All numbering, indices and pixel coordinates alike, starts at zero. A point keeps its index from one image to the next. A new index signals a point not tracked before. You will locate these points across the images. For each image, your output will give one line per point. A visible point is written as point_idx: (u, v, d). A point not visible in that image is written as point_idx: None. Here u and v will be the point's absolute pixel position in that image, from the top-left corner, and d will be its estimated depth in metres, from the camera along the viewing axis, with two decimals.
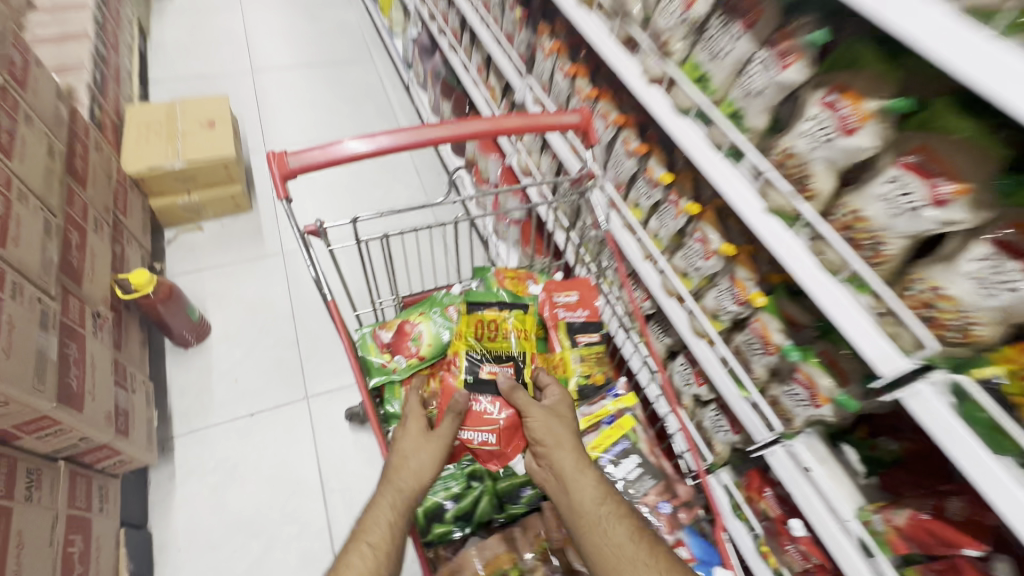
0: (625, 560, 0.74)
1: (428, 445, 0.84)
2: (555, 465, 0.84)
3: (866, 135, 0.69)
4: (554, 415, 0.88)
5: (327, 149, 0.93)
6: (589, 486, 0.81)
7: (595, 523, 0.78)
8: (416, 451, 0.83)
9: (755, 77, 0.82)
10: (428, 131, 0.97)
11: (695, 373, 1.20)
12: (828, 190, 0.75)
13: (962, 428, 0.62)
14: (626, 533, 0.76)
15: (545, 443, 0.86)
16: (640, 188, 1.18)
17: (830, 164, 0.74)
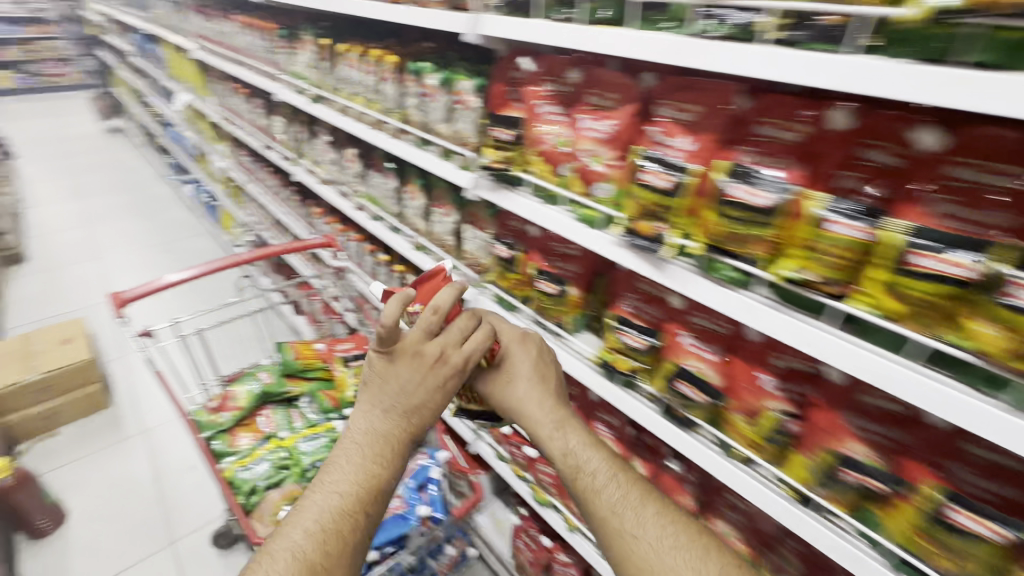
0: (619, 525, 0.74)
1: (430, 383, 0.79)
2: (572, 450, 0.82)
3: (422, 197, 1.49)
4: (539, 386, 0.90)
5: (150, 285, 1.50)
6: (581, 443, 0.83)
7: (602, 480, 0.79)
8: (405, 394, 0.78)
9: (386, 189, 1.62)
10: (224, 262, 1.61)
11: None
12: (425, 226, 1.52)
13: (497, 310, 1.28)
14: (627, 492, 0.77)
15: (529, 413, 0.87)
16: (380, 270, 1.87)
17: (420, 214, 1.52)
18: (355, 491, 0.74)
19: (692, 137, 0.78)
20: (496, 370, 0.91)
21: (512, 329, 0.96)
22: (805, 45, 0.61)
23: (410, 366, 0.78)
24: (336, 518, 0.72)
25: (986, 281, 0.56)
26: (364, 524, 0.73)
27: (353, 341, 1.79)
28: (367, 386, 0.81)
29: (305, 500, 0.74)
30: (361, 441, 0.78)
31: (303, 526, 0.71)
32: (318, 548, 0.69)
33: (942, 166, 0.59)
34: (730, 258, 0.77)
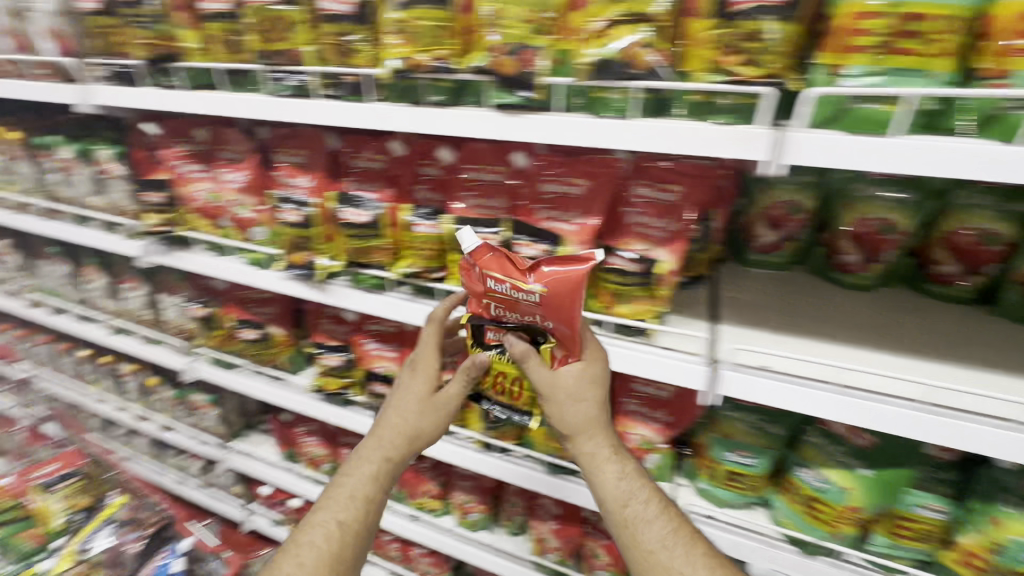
0: (643, 539, 0.70)
1: (427, 416, 0.79)
2: (609, 458, 0.72)
3: (105, 276, 1.37)
4: (574, 396, 0.71)
5: None
6: (637, 486, 0.72)
7: (631, 513, 0.71)
8: (398, 410, 0.79)
9: (61, 277, 1.44)
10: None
11: (192, 456, 1.60)
12: (115, 306, 1.38)
13: (216, 371, 1.25)
14: (650, 503, 0.72)
15: (577, 440, 0.73)
16: (83, 368, 1.62)
17: (108, 295, 1.38)
18: (359, 503, 0.77)
19: (309, 176, 0.91)
20: (546, 372, 0.70)
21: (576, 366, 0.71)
22: (344, 99, 0.77)
23: (410, 375, 0.81)
24: (336, 538, 0.74)
25: (501, 246, 0.81)
26: (348, 539, 0.75)
27: (63, 459, 1.30)
28: (389, 398, 0.82)
29: (327, 495, 0.79)
30: (375, 455, 0.78)
31: (302, 543, 0.73)
32: (310, 566, 0.71)
33: (461, 173, 0.83)
34: (365, 269, 0.92)
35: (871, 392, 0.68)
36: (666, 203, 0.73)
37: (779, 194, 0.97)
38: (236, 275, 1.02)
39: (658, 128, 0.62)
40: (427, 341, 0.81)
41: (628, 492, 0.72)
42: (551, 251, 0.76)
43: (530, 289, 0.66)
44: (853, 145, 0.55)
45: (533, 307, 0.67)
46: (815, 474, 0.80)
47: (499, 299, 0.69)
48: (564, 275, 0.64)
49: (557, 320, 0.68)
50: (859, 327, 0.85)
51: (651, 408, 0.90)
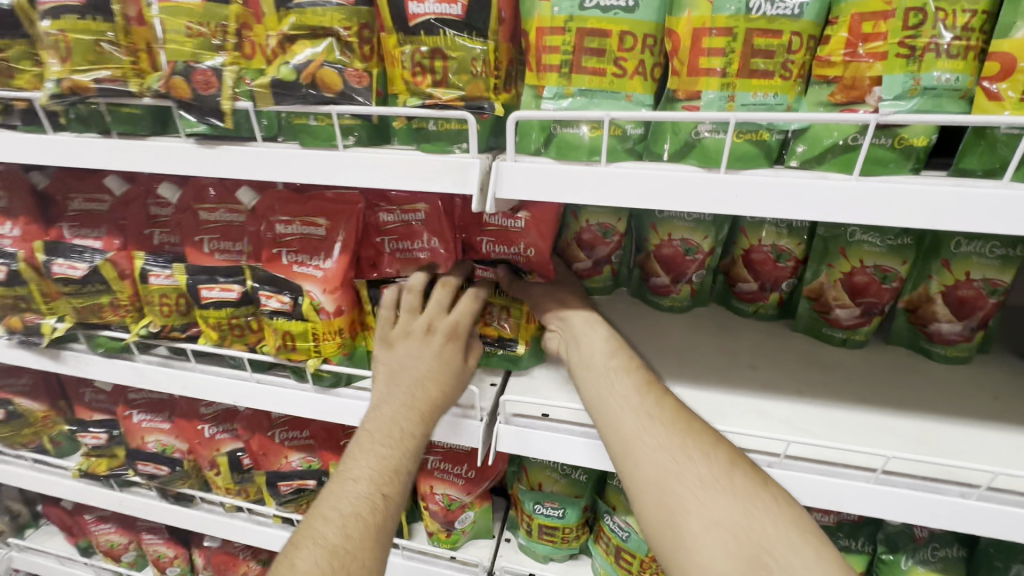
0: (633, 427, 0.57)
1: (446, 356, 0.65)
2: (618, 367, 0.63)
3: None
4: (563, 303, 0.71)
5: None
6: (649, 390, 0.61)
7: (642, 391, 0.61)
8: (417, 375, 0.63)
9: None
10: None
11: None
12: None
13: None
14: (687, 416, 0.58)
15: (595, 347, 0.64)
16: None
17: None
18: (403, 478, 0.60)
19: (14, 223, 0.75)
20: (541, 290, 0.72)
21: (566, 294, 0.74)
22: (21, 129, 0.62)
23: (426, 342, 0.65)
24: (382, 511, 0.57)
25: (248, 296, 0.68)
26: (392, 511, 0.58)
27: None
28: (390, 376, 0.64)
29: (342, 479, 0.59)
30: (405, 408, 0.62)
31: (319, 537, 0.55)
32: (359, 540, 0.55)
33: (195, 214, 0.70)
34: (102, 330, 0.75)
35: (818, 463, 0.60)
36: (417, 224, 0.70)
37: (590, 215, 0.91)
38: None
39: (367, 161, 0.53)
40: (463, 315, 0.67)
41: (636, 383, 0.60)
42: (295, 304, 0.64)
43: (516, 217, 0.70)
44: (561, 173, 0.49)
45: (518, 234, 0.71)
46: (620, 521, 0.76)
47: (490, 235, 0.72)
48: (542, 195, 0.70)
49: (536, 242, 0.71)
50: (657, 356, 0.81)
51: (452, 464, 0.82)
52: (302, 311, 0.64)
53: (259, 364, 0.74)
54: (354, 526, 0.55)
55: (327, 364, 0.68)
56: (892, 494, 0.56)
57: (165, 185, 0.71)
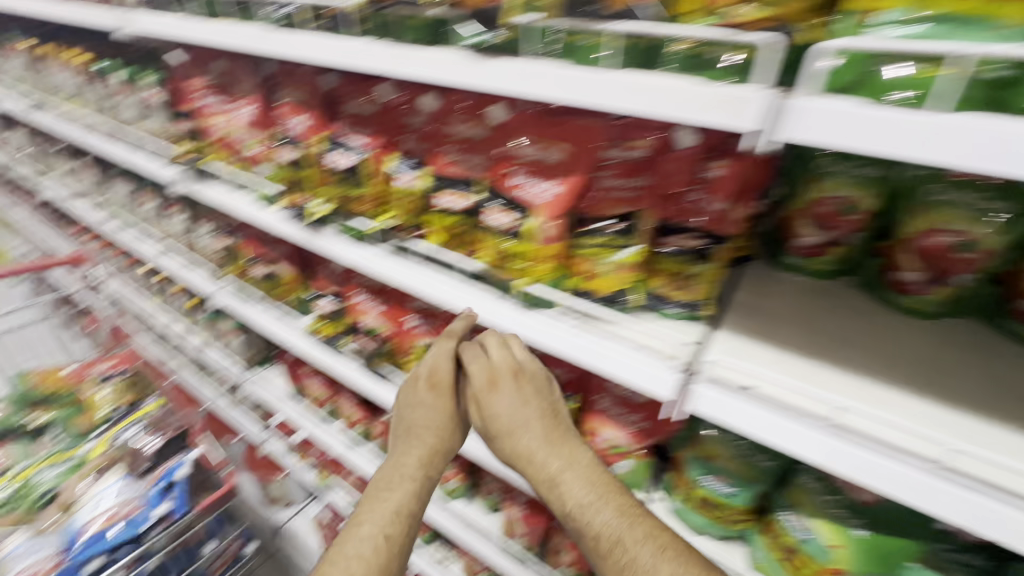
0: (572, 508, 0.64)
1: (444, 411, 0.80)
2: (560, 474, 0.66)
3: (155, 202, 1.45)
4: (527, 385, 0.71)
5: None
6: (592, 493, 0.63)
7: (574, 504, 0.64)
8: (423, 428, 0.79)
9: (128, 200, 1.56)
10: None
11: (225, 378, 1.74)
12: (166, 231, 1.49)
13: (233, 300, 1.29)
14: (618, 512, 0.62)
15: (524, 441, 0.69)
16: (146, 282, 1.81)
17: (159, 219, 1.48)
18: (403, 518, 0.72)
19: (307, 116, 0.90)
20: (503, 354, 0.73)
21: (506, 356, 0.73)
22: (331, 32, 0.74)
23: (428, 397, 0.80)
24: (384, 546, 0.68)
25: (477, 210, 0.73)
26: (399, 544, 0.70)
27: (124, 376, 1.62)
28: (405, 432, 0.80)
29: (354, 523, 0.71)
30: (413, 463, 0.76)
31: (349, 556, 0.66)
32: (379, 557, 0.67)
33: (446, 126, 0.77)
34: (353, 219, 0.89)
35: None
36: (639, 162, 0.68)
37: (834, 184, 0.78)
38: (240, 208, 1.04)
39: (633, 83, 0.51)
40: (443, 358, 0.80)
41: (588, 490, 0.64)
42: (522, 223, 0.69)
43: (716, 165, 0.65)
44: (874, 117, 0.40)
45: (725, 195, 0.65)
46: (798, 520, 0.68)
47: (699, 189, 0.67)
48: (739, 165, 0.64)
49: (734, 204, 0.66)
50: (889, 360, 0.69)
51: (626, 410, 0.81)
52: (521, 232, 0.68)
53: (468, 273, 0.79)
54: (371, 547, 0.67)
55: (535, 286, 0.72)
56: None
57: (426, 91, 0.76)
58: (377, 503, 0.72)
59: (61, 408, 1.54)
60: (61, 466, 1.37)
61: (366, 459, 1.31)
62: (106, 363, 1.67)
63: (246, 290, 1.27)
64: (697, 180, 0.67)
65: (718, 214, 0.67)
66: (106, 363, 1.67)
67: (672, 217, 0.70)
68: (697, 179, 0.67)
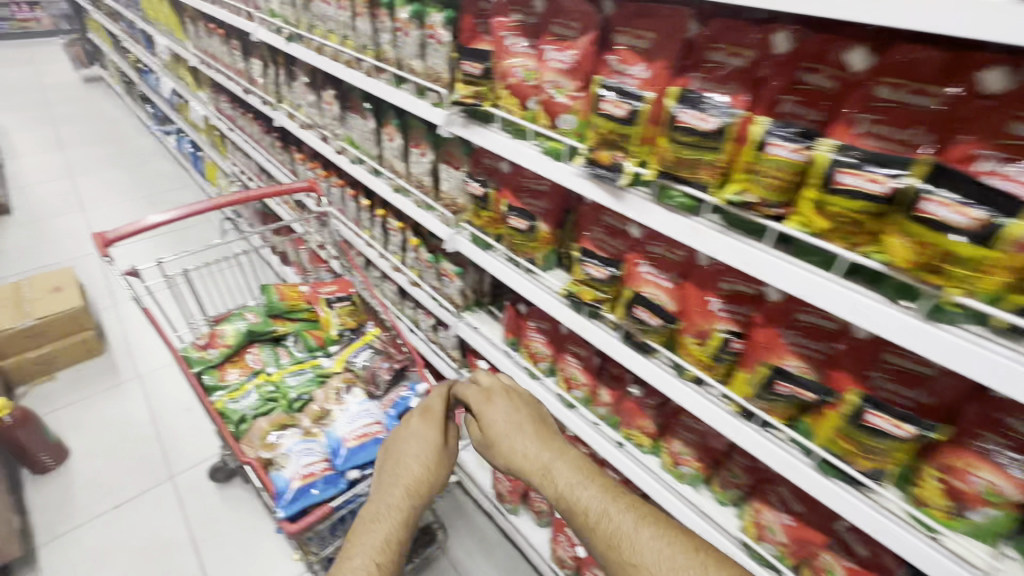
0: (566, 488, 0.97)
1: (435, 434, 1.18)
2: (551, 465, 1.01)
3: (398, 139, 1.48)
4: (508, 399, 1.15)
5: (146, 221, 1.57)
6: (580, 478, 0.97)
7: (564, 486, 0.97)
8: (411, 458, 1.14)
9: (366, 134, 1.61)
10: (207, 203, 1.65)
11: (426, 313, 1.82)
12: (403, 168, 1.52)
13: (474, 249, 1.32)
14: (597, 490, 0.95)
15: (514, 440, 1.08)
16: (361, 215, 1.91)
17: (398, 157, 1.51)
18: (393, 544, 1.04)
19: (646, 66, 0.80)
20: (478, 399, 1.16)
21: (494, 382, 1.18)
22: None
23: (416, 437, 1.16)
24: (385, 562, 1.02)
25: (901, 198, 0.60)
26: (394, 556, 1.04)
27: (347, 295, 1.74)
28: (396, 464, 1.13)
29: (346, 559, 1.01)
30: (398, 495, 1.09)
31: (353, 567, 0.99)
32: (386, 558, 1.02)
33: (869, 88, 0.62)
34: (681, 185, 0.80)
35: None
36: None
37: None
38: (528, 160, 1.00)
39: None
40: (438, 396, 1.20)
41: (568, 474, 0.99)
42: (992, 223, 0.53)
43: None
44: None
45: None
46: None
47: None
48: None
49: None
50: None
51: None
52: (993, 236, 0.54)
53: (842, 267, 0.69)
54: (381, 558, 1.01)
55: (967, 298, 0.58)
56: (930, 556, 0.72)
57: (856, 50, 0.63)
58: (359, 550, 1.02)
59: (298, 321, 1.73)
60: (306, 376, 1.55)
61: (582, 421, 1.31)
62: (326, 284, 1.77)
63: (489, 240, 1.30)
64: None
65: None
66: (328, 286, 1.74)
67: None
68: None
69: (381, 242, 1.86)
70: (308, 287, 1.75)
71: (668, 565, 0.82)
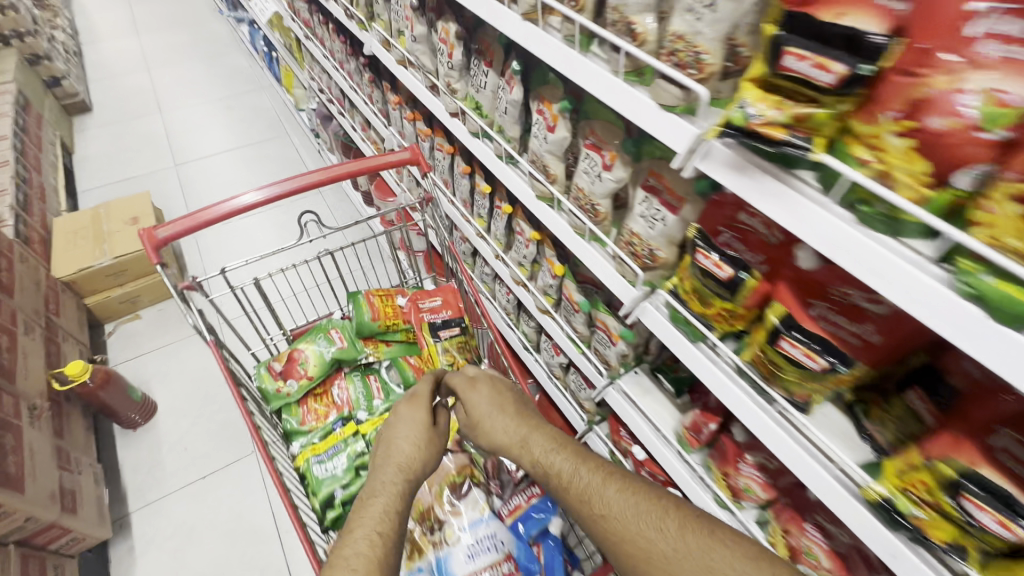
0: (547, 461, 0.92)
1: (418, 415, 1.00)
2: (528, 438, 0.97)
3: (562, 130, 0.91)
4: (492, 385, 1.04)
5: (204, 211, 1.16)
6: (553, 445, 0.94)
7: (540, 454, 0.94)
8: (402, 439, 0.92)
9: (502, 102, 1.05)
10: (293, 181, 1.20)
11: (553, 347, 1.39)
12: (562, 173, 0.98)
13: (673, 334, 0.85)
14: (574, 461, 0.91)
15: (499, 426, 0.98)
16: (476, 199, 1.41)
17: (555, 154, 0.97)
18: (393, 519, 0.77)
19: None
20: (464, 378, 1.05)
21: (484, 369, 1.07)
22: None
23: (408, 418, 0.96)
24: (387, 540, 0.73)
25: None
26: (397, 531, 0.76)
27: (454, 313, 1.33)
28: (381, 447, 0.92)
29: (339, 547, 0.72)
30: (397, 477, 0.86)
31: (355, 547, 0.71)
32: (391, 534, 0.75)
33: None
34: None
35: None
36: None
37: None
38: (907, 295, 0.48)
39: None
40: (424, 385, 1.04)
41: (546, 450, 0.94)
42: None
43: None
44: None
45: None
46: None
47: None
48: None
49: None
50: None
51: None
52: None
53: None
54: (385, 530, 0.75)
55: None
56: None
57: None
58: (359, 531, 0.74)
59: (394, 343, 1.35)
60: None
61: None
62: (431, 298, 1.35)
63: (708, 339, 0.81)
64: None
65: None
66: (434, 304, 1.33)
67: None
68: None
69: (500, 242, 1.38)
70: (408, 301, 1.34)
71: (651, 525, 0.79)
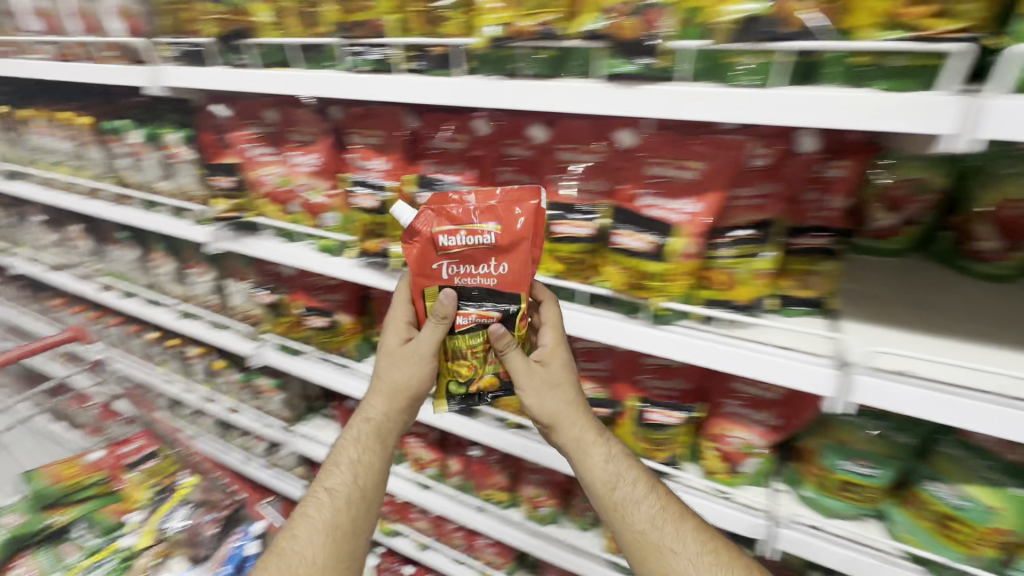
0: (627, 490, 0.74)
1: (403, 369, 0.73)
2: (611, 459, 0.75)
3: (170, 263, 1.35)
4: (548, 384, 0.73)
5: None
6: (641, 486, 0.74)
7: (624, 482, 0.74)
8: (389, 385, 0.76)
9: (132, 262, 1.44)
10: None
11: (256, 438, 1.64)
12: (184, 292, 1.38)
13: (281, 357, 1.20)
14: (637, 484, 0.74)
15: (563, 424, 0.75)
16: (152, 350, 1.68)
17: (174, 281, 1.38)
18: (354, 501, 0.78)
19: (383, 158, 0.87)
20: (516, 363, 0.69)
21: (550, 356, 0.74)
22: (430, 72, 0.70)
23: (398, 352, 0.73)
24: (333, 526, 0.76)
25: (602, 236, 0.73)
26: (359, 527, 0.78)
27: (513, 256, 0.65)
28: (379, 386, 0.77)
29: (294, 525, 0.77)
30: (357, 450, 0.79)
31: (303, 525, 0.76)
32: (347, 524, 0.76)
33: (555, 154, 0.75)
34: None
35: None
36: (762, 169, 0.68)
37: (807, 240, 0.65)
38: (682, 113, 0.57)
39: (800, 95, 0.51)
40: (422, 340, 0.69)
41: (615, 475, 0.74)
42: (659, 243, 0.67)
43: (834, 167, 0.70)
44: None
45: (839, 187, 0.70)
46: (951, 490, 0.70)
47: (813, 187, 0.72)
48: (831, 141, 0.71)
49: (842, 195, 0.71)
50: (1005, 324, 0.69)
51: (755, 409, 0.82)
52: (665, 251, 0.67)
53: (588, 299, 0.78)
54: (339, 523, 0.76)
55: (669, 302, 0.70)
56: None
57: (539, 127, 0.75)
58: (313, 515, 0.77)
59: (86, 500, 1.37)
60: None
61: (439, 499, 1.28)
62: (458, 239, 0.64)
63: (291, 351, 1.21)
64: (822, 171, 0.71)
65: (835, 210, 0.72)
66: (469, 255, 0.66)
67: (800, 220, 0.74)
68: (810, 181, 0.72)
69: (180, 374, 1.65)
70: (427, 230, 0.64)
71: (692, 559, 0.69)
